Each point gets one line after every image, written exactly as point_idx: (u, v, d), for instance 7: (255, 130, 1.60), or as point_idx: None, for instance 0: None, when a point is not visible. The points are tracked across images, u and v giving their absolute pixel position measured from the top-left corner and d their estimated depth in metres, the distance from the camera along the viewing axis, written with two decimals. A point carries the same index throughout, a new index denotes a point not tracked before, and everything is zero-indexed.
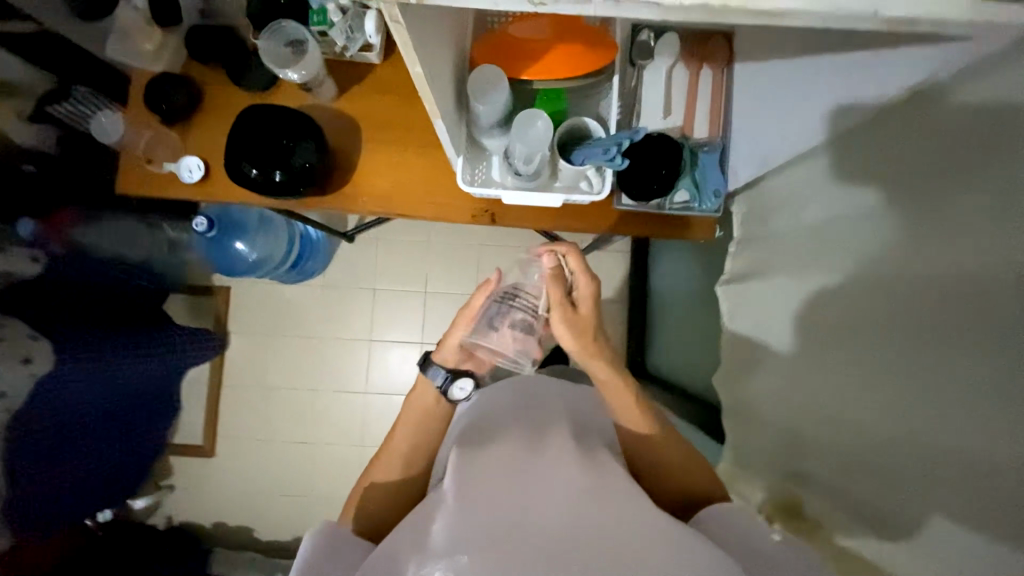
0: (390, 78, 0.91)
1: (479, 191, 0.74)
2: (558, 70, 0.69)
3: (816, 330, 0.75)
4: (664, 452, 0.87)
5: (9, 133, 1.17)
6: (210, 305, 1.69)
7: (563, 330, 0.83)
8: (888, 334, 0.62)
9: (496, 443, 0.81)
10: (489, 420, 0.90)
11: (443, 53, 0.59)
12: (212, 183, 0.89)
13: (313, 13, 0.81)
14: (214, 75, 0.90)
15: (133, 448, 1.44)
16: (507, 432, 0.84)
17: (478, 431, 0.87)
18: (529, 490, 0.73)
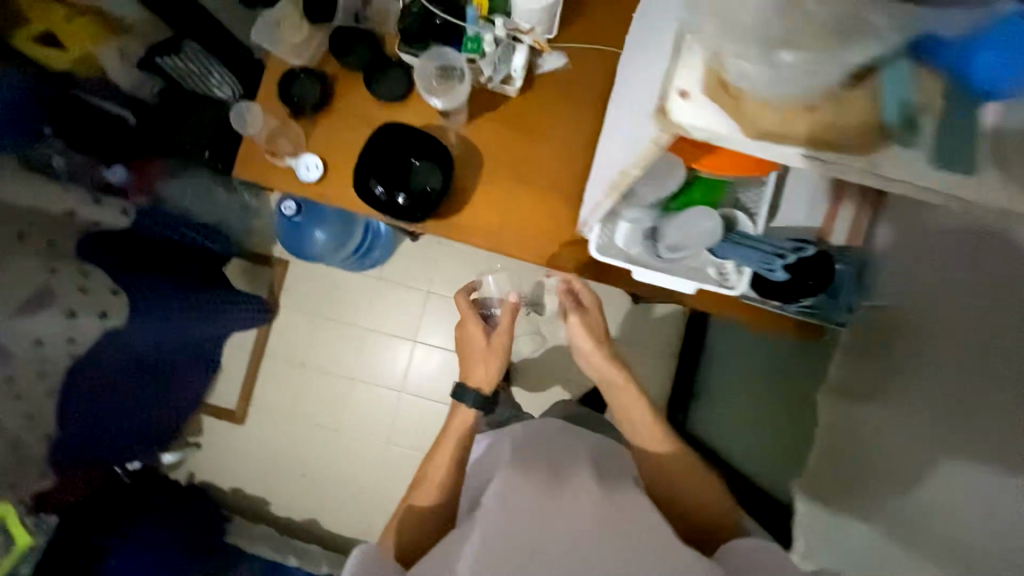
0: (523, 113, 0.88)
1: (604, 254, 0.73)
2: (744, 165, 0.64)
3: (912, 471, 0.73)
4: (679, 482, 0.85)
5: (110, 72, 1.19)
6: (268, 275, 1.69)
7: (578, 335, 0.92)
8: (1001, 505, 0.60)
9: (524, 471, 0.82)
10: (525, 444, 0.92)
11: (630, 134, 0.57)
12: (327, 185, 0.88)
13: (467, 41, 0.79)
14: (349, 75, 0.88)
15: (171, 402, 1.45)
16: (534, 463, 0.86)
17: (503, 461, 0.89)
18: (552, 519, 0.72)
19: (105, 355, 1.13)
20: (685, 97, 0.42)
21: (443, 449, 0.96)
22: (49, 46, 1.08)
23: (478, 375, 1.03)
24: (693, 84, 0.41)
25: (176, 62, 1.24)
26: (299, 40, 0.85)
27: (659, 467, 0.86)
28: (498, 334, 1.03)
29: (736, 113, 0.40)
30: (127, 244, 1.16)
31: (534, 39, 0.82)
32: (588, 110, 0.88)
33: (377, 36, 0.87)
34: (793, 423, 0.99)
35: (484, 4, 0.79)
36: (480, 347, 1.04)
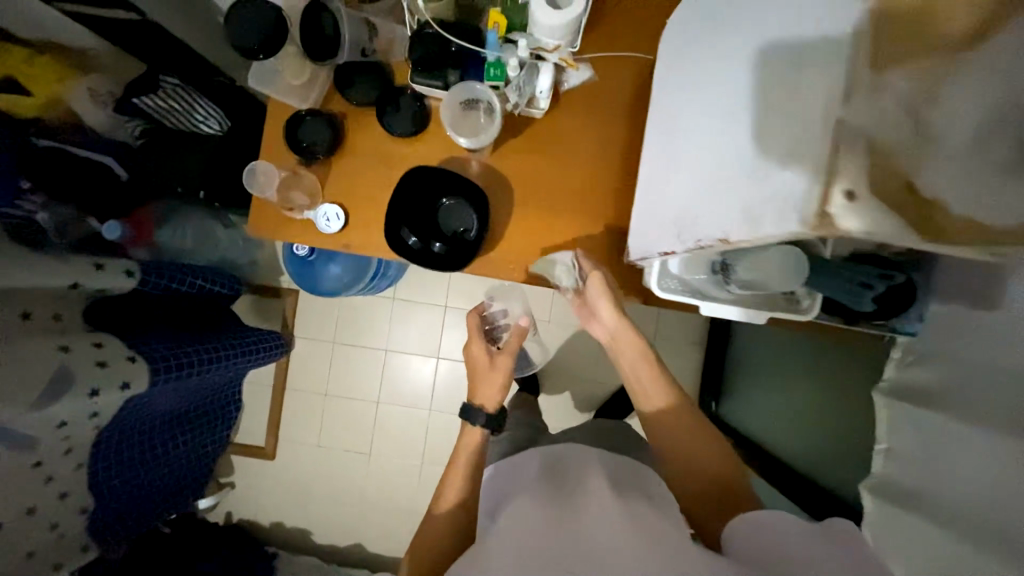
0: (551, 134, 0.82)
1: (672, 295, 0.71)
2: None
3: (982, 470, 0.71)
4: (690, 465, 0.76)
5: (81, 114, 1.09)
6: (278, 307, 1.63)
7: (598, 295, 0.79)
8: None
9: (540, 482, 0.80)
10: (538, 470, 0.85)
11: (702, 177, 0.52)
12: (350, 234, 0.82)
13: (489, 67, 0.73)
14: (359, 111, 0.81)
15: (200, 451, 1.42)
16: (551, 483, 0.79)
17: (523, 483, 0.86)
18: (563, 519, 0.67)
19: (126, 416, 1.08)
20: (851, 197, 0.38)
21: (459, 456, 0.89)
22: (11, 93, 0.97)
23: (485, 395, 0.93)
24: (865, 186, 0.38)
25: (156, 101, 1.15)
26: (303, 79, 0.77)
27: (676, 447, 0.78)
28: (505, 353, 0.94)
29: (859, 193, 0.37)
30: (131, 304, 1.11)
31: (560, 55, 0.75)
32: (618, 124, 0.82)
33: (386, 66, 0.79)
34: (848, 419, 0.97)
35: (501, 25, 0.72)
36: (484, 365, 0.94)
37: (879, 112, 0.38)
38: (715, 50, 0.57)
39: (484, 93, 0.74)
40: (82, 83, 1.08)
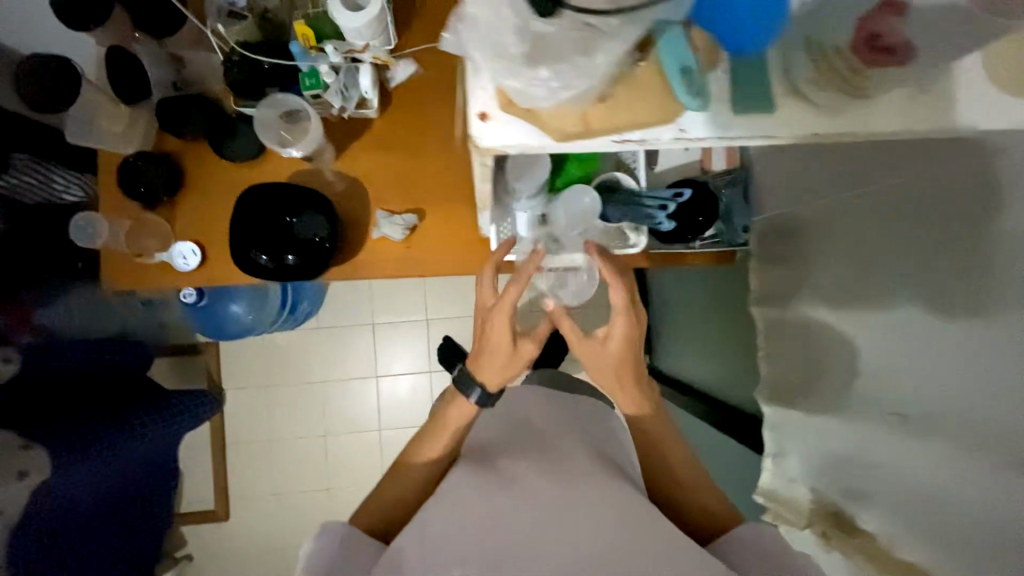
0: (392, 131, 0.85)
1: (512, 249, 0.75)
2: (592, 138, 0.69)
3: (835, 353, 0.78)
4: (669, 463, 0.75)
5: None
6: (200, 364, 1.61)
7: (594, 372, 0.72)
8: (907, 360, 0.65)
9: (497, 450, 0.78)
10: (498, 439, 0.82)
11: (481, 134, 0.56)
12: (210, 267, 0.82)
13: (303, 77, 0.75)
14: (194, 146, 0.81)
15: (143, 527, 1.36)
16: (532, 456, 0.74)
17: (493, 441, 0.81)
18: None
19: (44, 508, 1.04)
20: (486, 118, 0.40)
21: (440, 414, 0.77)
22: None
23: (492, 374, 0.72)
24: (491, 105, 0.39)
25: (11, 179, 1.06)
26: (124, 124, 0.76)
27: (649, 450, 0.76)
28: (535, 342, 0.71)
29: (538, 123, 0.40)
30: (23, 392, 1.06)
31: (374, 55, 0.77)
32: (453, 109, 0.86)
33: (209, 95, 0.79)
34: (738, 338, 1.04)
35: (310, 36, 0.73)
36: (507, 347, 0.70)
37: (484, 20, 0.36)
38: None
39: (293, 99, 0.76)
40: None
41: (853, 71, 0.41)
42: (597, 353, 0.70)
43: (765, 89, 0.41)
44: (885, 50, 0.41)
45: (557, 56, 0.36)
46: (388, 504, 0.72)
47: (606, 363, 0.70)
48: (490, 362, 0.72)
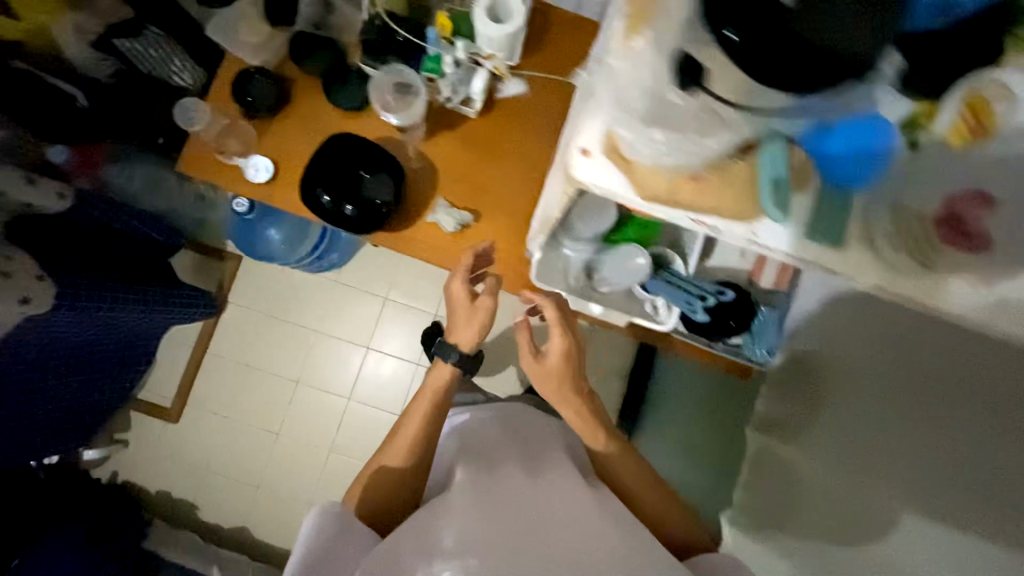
0: (482, 133, 0.89)
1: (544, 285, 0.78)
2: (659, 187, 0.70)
3: None
4: (633, 488, 0.81)
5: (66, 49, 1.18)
6: (218, 270, 1.62)
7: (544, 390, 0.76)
8: None
9: (483, 449, 0.86)
10: (478, 438, 0.89)
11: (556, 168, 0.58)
12: (275, 187, 0.86)
13: (428, 59, 0.80)
14: (307, 80, 0.87)
15: (95, 395, 1.38)
16: (502, 460, 0.83)
17: (476, 441, 0.88)
18: (460, 494, 0.75)
19: (30, 339, 1.06)
20: (586, 154, 0.43)
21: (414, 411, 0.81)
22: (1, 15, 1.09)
23: (461, 335, 0.82)
24: (594, 144, 0.43)
25: (132, 44, 1.21)
26: (258, 39, 0.84)
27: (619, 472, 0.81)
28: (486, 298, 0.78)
29: (631, 176, 0.43)
30: (55, 229, 1.10)
31: (494, 64, 0.84)
32: (545, 138, 0.90)
33: (339, 43, 0.86)
34: None
35: (447, 27, 0.81)
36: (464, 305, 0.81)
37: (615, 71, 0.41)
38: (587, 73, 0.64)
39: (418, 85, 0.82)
40: (68, 20, 1.15)
41: (927, 244, 0.43)
42: (542, 368, 0.74)
43: (838, 224, 0.43)
44: (959, 235, 0.43)
45: (669, 114, 0.40)
46: (379, 501, 0.78)
47: (553, 377, 0.75)
48: (459, 328, 0.82)
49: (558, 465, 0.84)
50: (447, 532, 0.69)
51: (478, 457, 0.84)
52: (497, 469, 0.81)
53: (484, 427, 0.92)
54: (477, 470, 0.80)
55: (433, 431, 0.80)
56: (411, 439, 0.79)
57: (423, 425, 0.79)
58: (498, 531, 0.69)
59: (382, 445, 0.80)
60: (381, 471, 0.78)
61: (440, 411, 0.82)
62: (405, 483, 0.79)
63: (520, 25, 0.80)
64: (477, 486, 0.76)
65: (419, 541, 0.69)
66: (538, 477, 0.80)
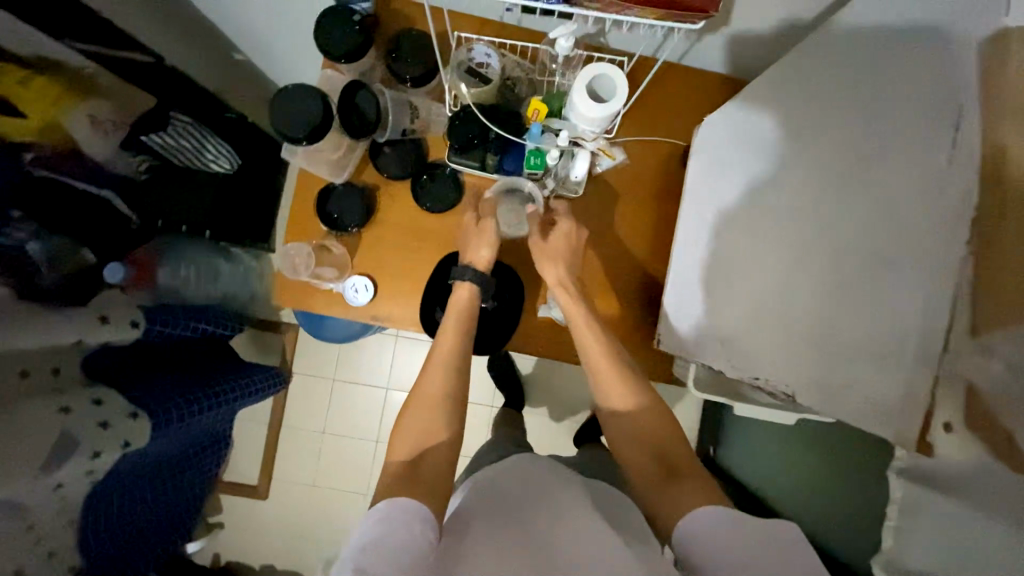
0: (578, 215, 0.88)
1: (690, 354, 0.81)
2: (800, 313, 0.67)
3: None
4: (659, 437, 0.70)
5: (79, 138, 0.99)
6: (276, 340, 1.60)
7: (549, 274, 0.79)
8: None
9: (506, 477, 0.76)
10: (501, 470, 0.78)
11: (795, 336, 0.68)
12: (378, 305, 0.82)
13: (530, 155, 0.75)
14: (390, 185, 0.81)
15: (186, 493, 1.36)
16: (518, 489, 0.72)
17: (503, 476, 0.76)
18: (481, 519, 0.65)
19: (123, 467, 1.03)
20: (949, 428, 0.52)
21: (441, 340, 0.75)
22: (8, 116, 0.85)
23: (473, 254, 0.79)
24: (959, 423, 0.51)
25: (163, 138, 1.14)
26: (339, 154, 0.78)
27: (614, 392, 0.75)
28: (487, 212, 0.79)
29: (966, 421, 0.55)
30: (128, 357, 1.05)
31: (597, 142, 0.78)
32: (641, 209, 0.90)
33: (422, 141, 0.81)
34: (849, 489, 1.01)
35: (542, 111, 0.73)
36: (472, 229, 0.80)
37: (989, 374, 0.48)
38: (753, 237, 0.73)
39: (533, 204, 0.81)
40: (82, 111, 0.98)
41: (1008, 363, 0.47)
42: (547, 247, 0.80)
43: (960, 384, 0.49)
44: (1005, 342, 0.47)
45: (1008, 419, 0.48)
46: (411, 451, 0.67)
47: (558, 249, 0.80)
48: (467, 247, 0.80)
49: (595, 507, 0.70)
50: (460, 561, 0.59)
51: (495, 488, 0.73)
52: (517, 493, 0.71)
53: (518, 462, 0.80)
54: (489, 498, 0.70)
55: (461, 365, 0.74)
56: (442, 369, 0.73)
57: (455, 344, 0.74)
58: (506, 560, 0.59)
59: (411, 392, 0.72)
60: (415, 403, 0.70)
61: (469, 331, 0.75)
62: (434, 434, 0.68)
63: (624, 98, 0.72)
64: (490, 509, 0.67)
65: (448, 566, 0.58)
66: (565, 505, 0.68)
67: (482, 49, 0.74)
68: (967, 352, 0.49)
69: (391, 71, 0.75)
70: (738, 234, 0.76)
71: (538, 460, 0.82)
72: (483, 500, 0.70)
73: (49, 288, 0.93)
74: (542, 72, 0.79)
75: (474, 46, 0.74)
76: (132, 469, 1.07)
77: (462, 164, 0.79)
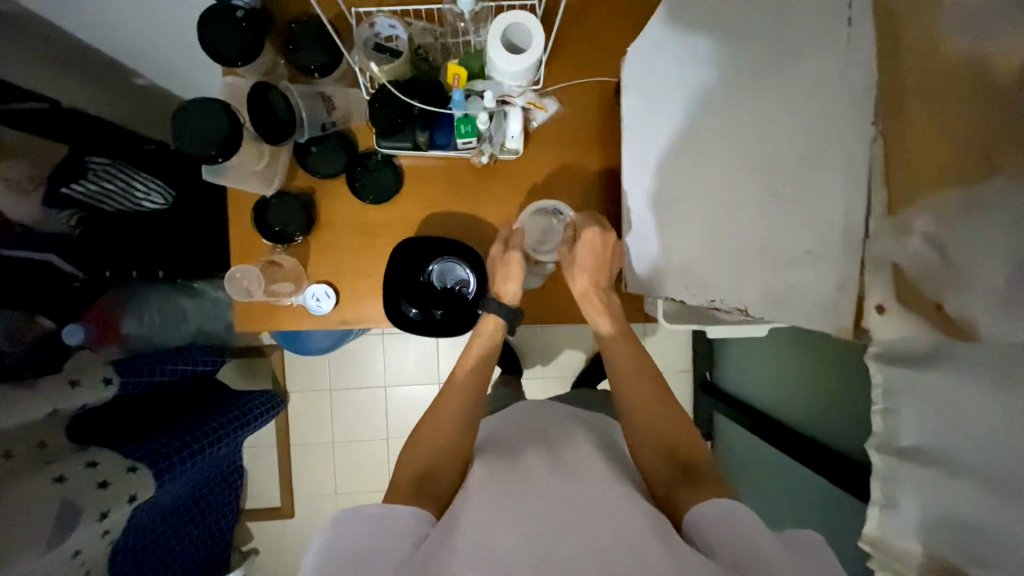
0: (527, 174, 0.86)
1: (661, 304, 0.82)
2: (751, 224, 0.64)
3: None
4: (660, 423, 0.76)
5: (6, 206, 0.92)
6: (264, 365, 1.58)
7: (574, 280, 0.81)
8: None
9: (513, 447, 0.78)
10: (498, 440, 0.82)
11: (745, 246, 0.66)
12: (344, 308, 0.81)
13: (460, 124, 0.74)
14: (326, 185, 0.79)
15: (213, 528, 1.37)
16: (520, 458, 0.75)
17: (507, 444, 0.80)
18: (489, 491, 0.67)
19: (137, 523, 1.03)
20: (882, 311, 0.49)
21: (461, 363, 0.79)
22: None
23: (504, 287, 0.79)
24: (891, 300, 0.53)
25: (86, 185, 1.03)
26: (262, 164, 0.74)
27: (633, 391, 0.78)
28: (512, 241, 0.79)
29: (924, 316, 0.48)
30: (110, 413, 1.02)
31: (526, 97, 0.76)
32: (588, 154, 0.88)
33: (347, 132, 0.78)
34: (836, 382, 1.05)
35: (462, 76, 0.72)
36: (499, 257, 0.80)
37: (909, 251, 0.46)
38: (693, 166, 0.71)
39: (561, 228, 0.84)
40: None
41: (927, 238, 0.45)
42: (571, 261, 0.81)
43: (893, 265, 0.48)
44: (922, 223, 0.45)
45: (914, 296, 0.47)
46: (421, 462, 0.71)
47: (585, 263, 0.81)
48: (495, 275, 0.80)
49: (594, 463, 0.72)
50: (473, 534, 0.61)
51: (497, 457, 0.75)
52: (522, 465, 0.73)
53: (516, 431, 0.84)
54: (493, 468, 0.72)
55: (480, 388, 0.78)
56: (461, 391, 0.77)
57: (473, 371, 0.78)
58: (524, 535, 0.61)
59: (431, 405, 0.77)
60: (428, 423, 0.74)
61: (490, 363, 0.79)
62: (446, 451, 0.73)
63: (541, 46, 0.69)
64: (493, 478, 0.70)
65: (466, 543, 0.59)
66: (570, 474, 0.71)
67: (384, 21, 0.71)
68: (884, 233, 0.47)
69: (295, 64, 0.71)
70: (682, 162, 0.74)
71: (535, 428, 0.84)
72: (488, 470, 0.72)
73: (14, 363, 0.90)
74: (455, 33, 0.75)
75: (374, 21, 0.71)
76: (148, 519, 1.07)
77: (394, 147, 0.76)
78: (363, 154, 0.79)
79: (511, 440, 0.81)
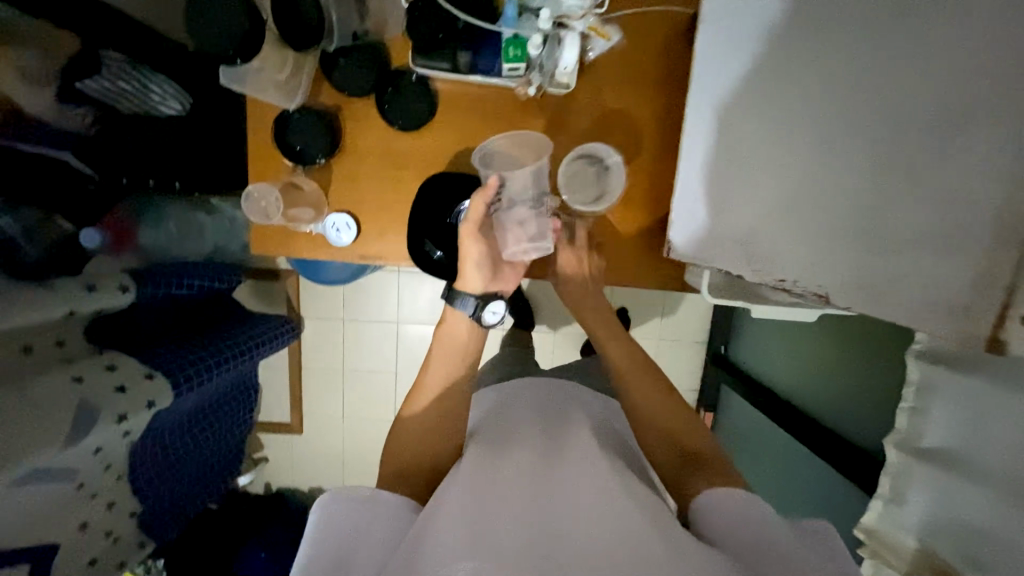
0: (575, 112, 0.77)
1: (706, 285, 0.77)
2: None
3: None
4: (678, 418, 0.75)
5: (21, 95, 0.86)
6: (279, 288, 1.58)
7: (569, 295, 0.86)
8: None
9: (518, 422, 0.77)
10: (505, 415, 0.80)
11: None
12: (362, 242, 0.77)
13: (509, 46, 0.67)
14: (353, 104, 0.72)
15: (226, 442, 1.44)
16: (520, 437, 0.73)
17: (514, 419, 0.78)
18: (488, 474, 0.65)
19: (155, 429, 1.07)
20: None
21: (434, 372, 0.76)
22: None
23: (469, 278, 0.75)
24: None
25: (102, 82, 0.96)
26: (287, 73, 0.67)
27: (636, 388, 0.78)
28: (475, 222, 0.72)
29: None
30: (126, 322, 1.03)
31: (587, 22, 0.67)
32: (646, 98, 0.79)
33: (381, 44, 0.70)
34: (865, 372, 1.01)
35: None
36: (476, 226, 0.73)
37: None
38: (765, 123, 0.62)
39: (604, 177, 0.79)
40: (7, 62, 0.84)
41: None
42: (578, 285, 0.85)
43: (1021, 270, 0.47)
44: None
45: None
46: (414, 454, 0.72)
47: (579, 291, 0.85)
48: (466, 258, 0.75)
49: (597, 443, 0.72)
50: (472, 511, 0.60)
51: (498, 435, 0.74)
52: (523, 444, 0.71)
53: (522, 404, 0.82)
54: (494, 450, 0.70)
55: (454, 396, 0.75)
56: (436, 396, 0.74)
57: (450, 378, 0.76)
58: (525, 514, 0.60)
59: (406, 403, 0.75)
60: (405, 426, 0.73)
61: (464, 365, 0.77)
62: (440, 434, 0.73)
63: None
64: (490, 460, 0.68)
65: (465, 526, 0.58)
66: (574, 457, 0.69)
67: None
68: None
69: None
70: (756, 115, 0.64)
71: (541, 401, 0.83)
72: (482, 452, 0.70)
73: (34, 262, 0.89)
74: None
75: None
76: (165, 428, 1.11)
77: (429, 67, 0.69)
78: (394, 71, 0.71)
79: (514, 416, 0.79)
